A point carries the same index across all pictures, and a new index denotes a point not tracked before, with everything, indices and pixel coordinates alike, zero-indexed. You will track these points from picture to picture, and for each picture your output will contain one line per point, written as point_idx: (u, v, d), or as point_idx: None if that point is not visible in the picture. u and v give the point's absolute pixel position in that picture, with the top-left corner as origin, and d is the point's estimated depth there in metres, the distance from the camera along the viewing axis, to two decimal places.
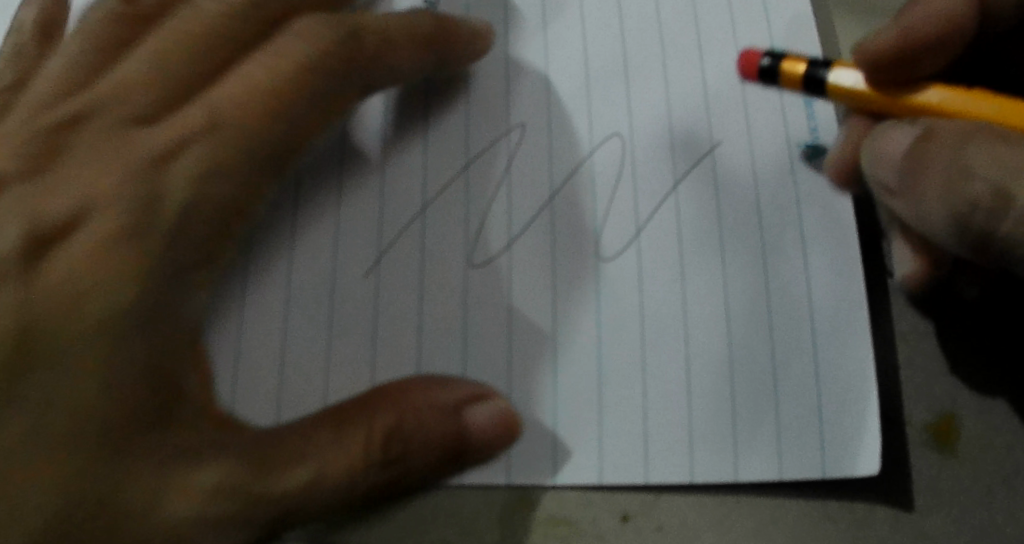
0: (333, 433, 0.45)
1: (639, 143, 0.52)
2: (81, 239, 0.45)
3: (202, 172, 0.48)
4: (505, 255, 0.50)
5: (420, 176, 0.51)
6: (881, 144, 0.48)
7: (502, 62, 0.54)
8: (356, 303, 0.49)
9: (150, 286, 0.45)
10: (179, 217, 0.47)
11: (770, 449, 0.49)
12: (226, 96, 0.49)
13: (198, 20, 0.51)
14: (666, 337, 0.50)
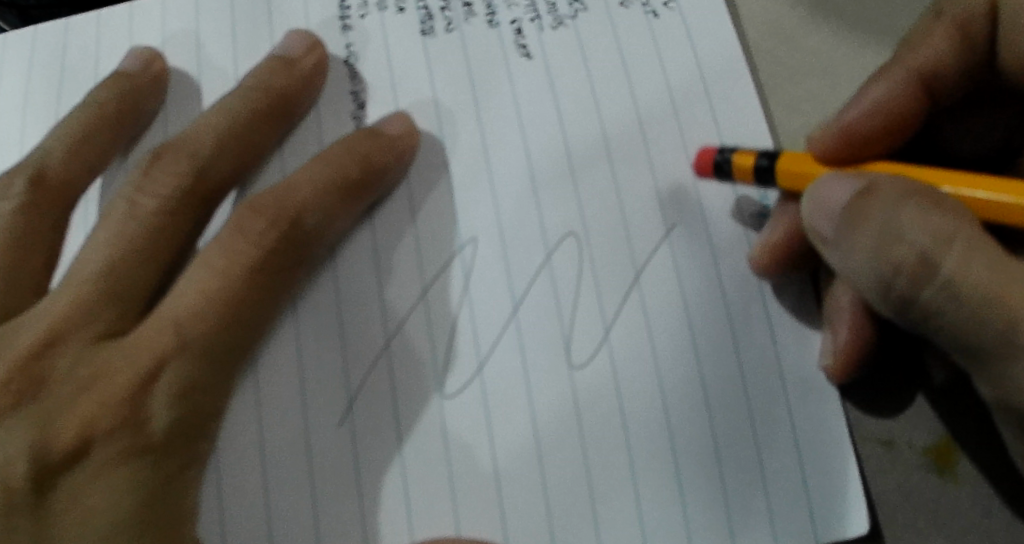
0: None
1: (594, 238, 0.51)
2: (84, 471, 0.46)
3: (184, 383, 0.48)
4: (478, 379, 0.50)
5: (379, 308, 0.50)
6: (820, 191, 0.46)
7: (445, 170, 0.53)
8: (336, 452, 0.49)
9: (145, 502, 0.46)
10: (164, 433, 0.47)
11: (764, 526, 0.48)
12: (195, 290, 0.50)
13: (157, 215, 0.51)
14: (648, 434, 0.49)
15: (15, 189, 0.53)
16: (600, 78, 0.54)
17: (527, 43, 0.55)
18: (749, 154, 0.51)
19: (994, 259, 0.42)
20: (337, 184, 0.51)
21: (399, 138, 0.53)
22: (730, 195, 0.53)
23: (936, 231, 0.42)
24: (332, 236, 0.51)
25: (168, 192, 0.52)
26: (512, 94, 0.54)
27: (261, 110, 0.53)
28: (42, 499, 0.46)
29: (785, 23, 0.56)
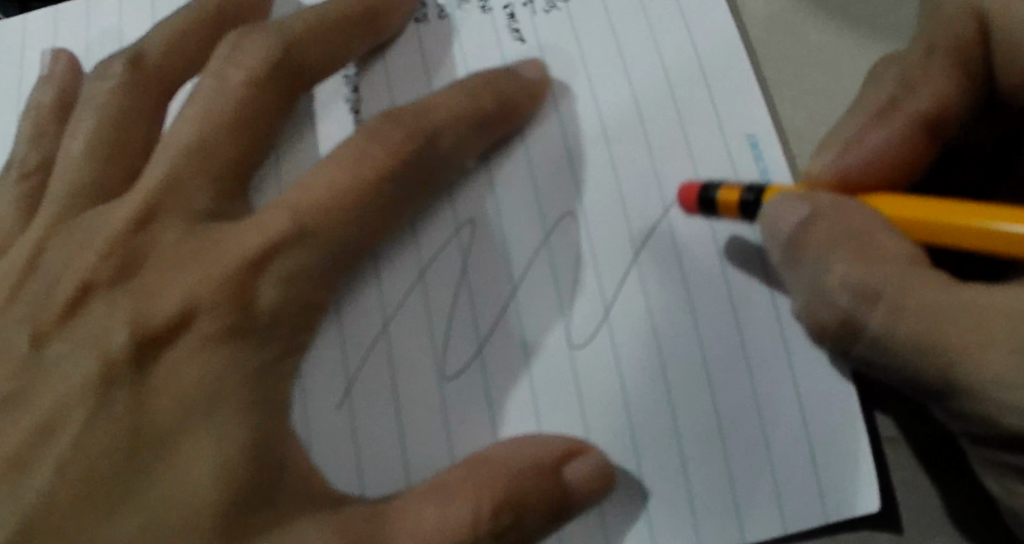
0: (438, 504, 0.43)
1: (592, 219, 0.51)
2: (187, 340, 0.46)
3: (297, 269, 0.48)
4: (477, 361, 0.49)
5: (376, 295, 0.50)
6: (767, 224, 0.47)
7: (435, 146, 0.51)
8: (334, 436, 0.48)
9: (253, 378, 0.46)
10: (270, 307, 0.47)
11: (771, 506, 0.47)
12: (323, 192, 0.50)
13: (247, 102, 0.52)
14: (650, 411, 0.48)
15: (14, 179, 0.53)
16: (595, 59, 0.54)
17: (520, 27, 0.55)
18: (733, 189, 0.49)
19: (921, 305, 0.43)
20: (472, 121, 0.52)
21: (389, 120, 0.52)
22: (728, 165, 0.51)
23: (861, 281, 0.44)
24: (465, 163, 0.52)
25: (247, 87, 0.52)
26: (505, 71, 0.53)
27: (272, 68, 0.53)
28: (144, 365, 0.46)
29: (787, 16, 0.55)
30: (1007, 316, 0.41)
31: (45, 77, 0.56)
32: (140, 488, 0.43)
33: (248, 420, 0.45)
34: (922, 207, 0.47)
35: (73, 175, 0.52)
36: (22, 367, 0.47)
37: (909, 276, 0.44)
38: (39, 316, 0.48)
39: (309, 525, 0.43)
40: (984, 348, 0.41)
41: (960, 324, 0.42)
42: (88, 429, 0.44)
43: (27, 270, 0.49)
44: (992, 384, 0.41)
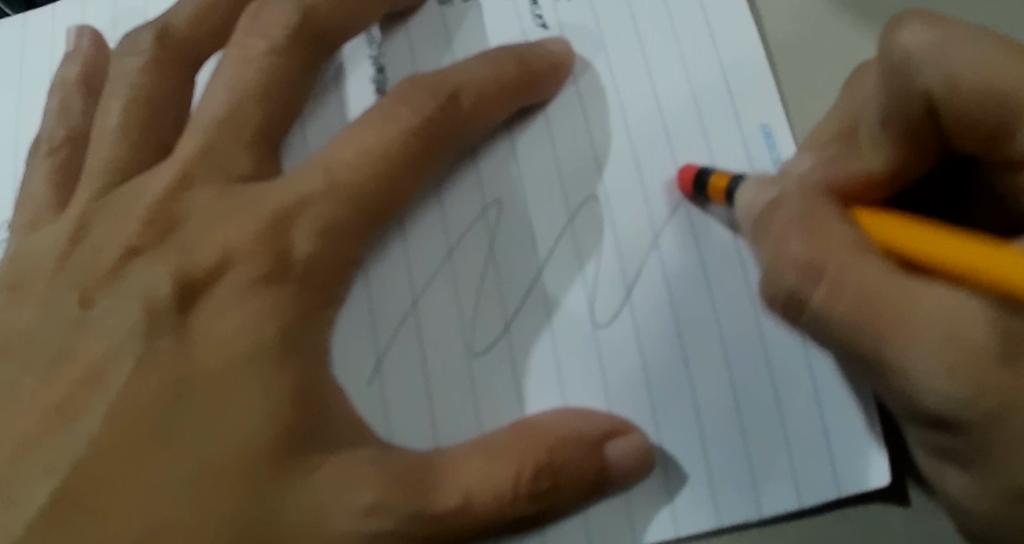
0: (484, 461, 0.44)
1: (615, 201, 0.52)
2: (223, 291, 0.46)
3: (330, 221, 0.48)
4: (505, 340, 0.50)
5: (405, 274, 0.51)
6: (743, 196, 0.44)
7: (463, 121, 0.52)
8: (365, 410, 0.49)
9: (288, 330, 0.45)
10: (304, 258, 0.47)
11: (787, 479, 0.47)
12: (355, 151, 0.50)
13: (271, 69, 0.52)
14: (669, 384, 0.49)
15: (45, 153, 0.54)
16: (615, 47, 0.55)
17: (543, 14, 0.56)
18: (724, 175, 0.49)
19: (862, 299, 0.38)
20: (497, 83, 0.53)
21: (419, 92, 0.52)
22: (742, 151, 0.52)
23: (813, 252, 0.39)
24: (488, 126, 0.53)
25: (270, 57, 0.52)
26: (530, 51, 0.54)
27: (291, 34, 0.52)
28: (186, 322, 0.45)
29: (808, 5, 0.54)
30: (939, 310, 0.36)
31: (70, 53, 0.56)
32: (183, 437, 0.43)
33: (285, 368, 0.44)
34: (915, 227, 0.40)
35: (108, 148, 0.51)
36: (63, 333, 0.46)
37: (869, 255, 0.38)
38: (81, 279, 0.48)
39: (360, 468, 0.43)
40: (906, 332, 0.37)
41: (902, 315, 0.37)
42: (131, 387, 0.44)
43: (71, 245, 0.49)
44: (907, 370, 0.37)
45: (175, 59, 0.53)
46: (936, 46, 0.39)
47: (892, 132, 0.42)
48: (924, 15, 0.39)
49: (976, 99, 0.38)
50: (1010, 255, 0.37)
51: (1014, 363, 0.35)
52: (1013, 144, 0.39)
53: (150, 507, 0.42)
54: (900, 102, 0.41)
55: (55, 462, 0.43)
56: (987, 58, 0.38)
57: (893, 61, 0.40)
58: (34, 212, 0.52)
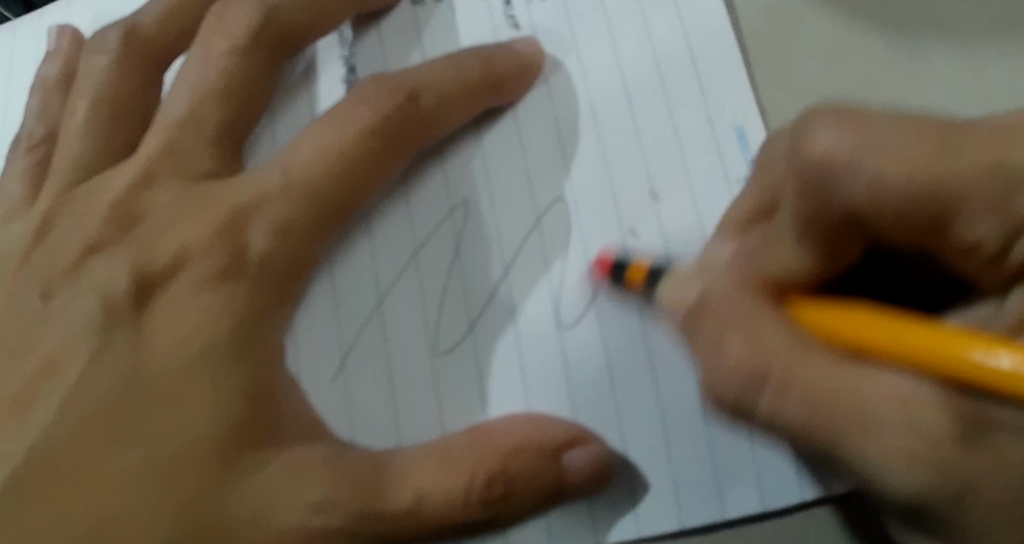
0: (439, 464, 0.44)
1: (583, 203, 0.51)
2: (179, 286, 0.47)
3: (286, 218, 0.50)
4: (468, 341, 0.50)
5: (371, 276, 0.51)
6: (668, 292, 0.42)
7: (422, 120, 0.53)
8: (327, 408, 0.49)
9: (241, 324, 0.46)
10: (258, 252, 0.48)
11: (750, 482, 0.45)
12: (314, 149, 0.52)
13: (234, 69, 0.53)
14: (630, 383, 0.48)
15: (23, 150, 0.55)
16: (587, 48, 0.55)
17: (515, 14, 0.56)
18: (643, 263, 0.48)
19: (809, 393, 0.34)
20: (458, 83, 0.53)
21: (379, 92, 0.53)
22: (714, 150, 0.51)
23: (751, 360, 0.36)
24: (452, 121, 0.53)
25: (232, 57, 0.53)
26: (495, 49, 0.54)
27: (255, 34, 0.53)
28: (142, 315, 0.47)
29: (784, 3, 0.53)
30: (894, 404, 0.33)
31: (51, 52, 0.57)
32: (137, 427, 0.44)
33: (238, 362, 0.45)
34: (857, 323, 0.37)
35: (75, 147, 0.53)
36: (30, 323, 0.48)
37: (811, 352, 0.35)
38: (50, 271, 0.49)
39: (308, 466, 0.44)
40: (867, 437, 0.33)
41: (849, 414, 0.33)
42: (88, 376, 0.45)
43: (36, 240, 0.51)
44: (874, 469, 0.34)
45: (141, 58, 0.54)
46: (857, 146, 0.35)
47: (809, 231, 0.38)
48: (834, 113, 0.36)
49: (909, 194, 0.34)
50: (943, 335, 0.35)
51: (973, 450, 0.32)
52: (950, 239, 0.35)
53: (105, 495, 0.43)
54: (817, 213, 0.37)
55: (16, 447, 0.45)
56: (909, 159, 0.34)
57: (808, 177, 0.36)
58: (9, 206, 0.53)
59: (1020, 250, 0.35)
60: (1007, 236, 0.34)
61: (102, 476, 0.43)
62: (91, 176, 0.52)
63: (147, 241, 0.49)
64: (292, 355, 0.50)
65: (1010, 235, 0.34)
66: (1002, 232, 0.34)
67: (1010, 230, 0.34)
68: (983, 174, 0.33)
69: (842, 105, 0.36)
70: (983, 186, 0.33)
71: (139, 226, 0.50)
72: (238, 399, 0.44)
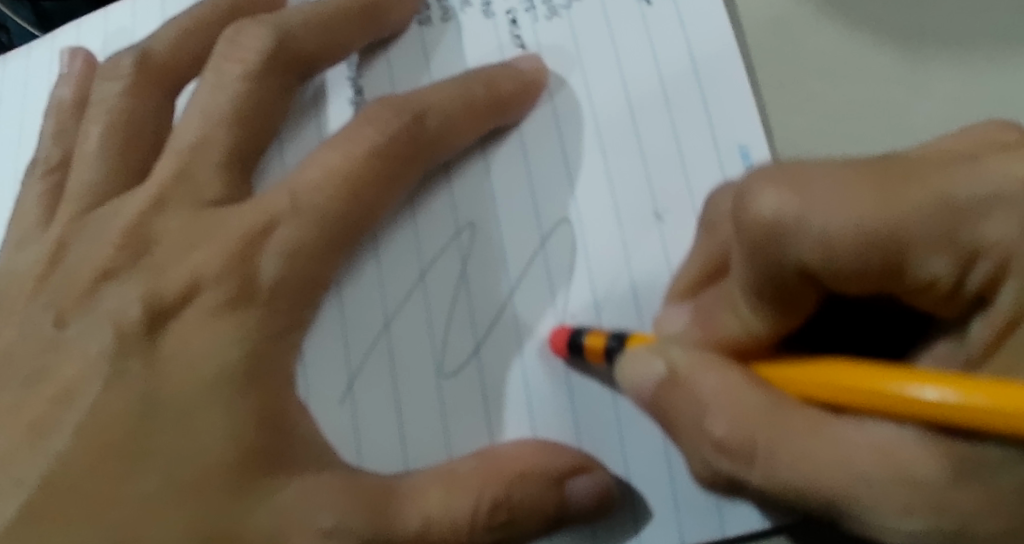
0: (446, 489, 0.45)
1: (587, 226, 0.52)
2: (188, 310, 0.48)
3: (296, 241, 0.50)
4: (474, 363, 0.50)
5: (377, 296, 0.52)
6: (629, 377, 0.44)
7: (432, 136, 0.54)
8: (336, 428, 0.50)
9: (250, 348, 0.47)
10: (263, 278, 0.49)
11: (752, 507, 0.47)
12: (321, 170, 0.52)
13: (243, 94, 0.54)
14: (636, 405, 0.49)
15: (36, 173, 0.56)
16: (593, 66, 0.55)
17: (521, 34, 0.56)
18: (600, 335, 0.48)
19: (796, 461, 0.38)
20: (464, 104, 0.54)
21: (387, 110, 0.54)
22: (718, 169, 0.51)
23: (735, 435, 0.39)
24: (457, 140, 0.54)
25: (243, 82, 0.54)
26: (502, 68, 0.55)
27: (264, 58, 0.54)
28: (153, 342, 0.48)
29: (789, 27, 0.54)
30: (873, 457, 0.37)
31: (65, 74, 0.58)
32: (148, 452, 0.45)
33: (247, 388, 0.46)
34: (827, 378, 0.40)
35: (88, 169, 0.54)
36: (44, 347, 0.49)
37: (782, 413, 0.39)
38: (64, 296, 0.50)
39: (321, 491, 0.45)
40: (861, 487, 0.37)
41: (833, 466, 0.37)
42: (100, 403, 0.46)
43: (49, 265, 0.52)
44: (874, 517, 0.37)
45: (154, 82, 0.56)
46: (800, 210, 0.36)
47: (761, 294, 0.40)
48: (772, 175, 0.37)
49: (856, 251, 0.36)
50: (910, 377, 0.37)
51: (964, 484, 0.36)
52: (906, 276, 0.37)
53: (118, 519, 0.44)
54: (769, 275, 0.39)
55: (26, 474, 0.45)
56: (854, 216, 0.36)
57: (755, 242, 0.38)
58: (23, 227, 0.54)
59: (975, 279, 0.37)
60: (957, 269, 0.37)
61: (115, 501, 0.44)
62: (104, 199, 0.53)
63: (158, 264, 0.50)
64: (302, 373, 0.51)
65: (961, 265, 0.36)
66: (952, 264, 0.36)
67: (959, 260, 0.36)
68: (927, 207, 0.36)
69: (772, 165, 0.37)
70: (932, 221, 0.36)
71: (150, 249, 0.51)
72: (251, 426, 0.45)
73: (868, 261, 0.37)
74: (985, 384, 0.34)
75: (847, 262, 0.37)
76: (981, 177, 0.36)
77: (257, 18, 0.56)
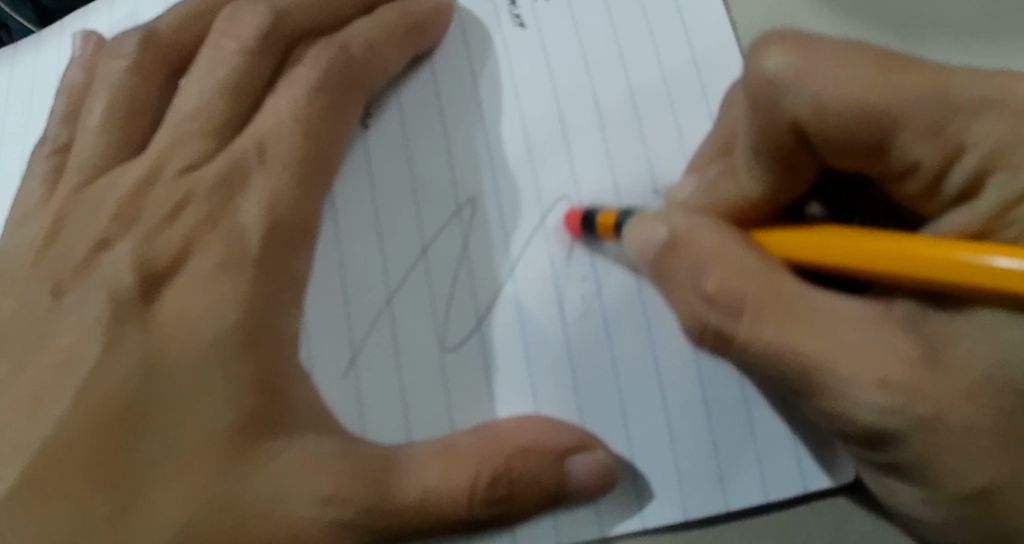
0: (445, 464, 0.45)
1: (587, 202, 0.52)
2: (188, 276, 0.49)
3: (294, 214, 0.52)
4: (476, 336, 0.51)
5: (380, 272, 0.52)
6: (634, 235, 0.46)
7: (438, 114, 0.55)
8: (339, 401, 0.50)
9: (251, 314, 0.48)
10: (260, 250, 0.50)
11: (753, 474, 0.48)
12: (321, 146, 0.54)
13: (241, 70, 0.55)
14: (637, 374, 0.49)
15: (42, 150, 0.56)
16: (591, 45, 0.55)
17: (521, 14, 0.57)
18: (611, 212, 0.50)
19: (787, 312, 0.41)
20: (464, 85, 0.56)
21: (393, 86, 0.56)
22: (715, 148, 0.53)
23: (728, 286, 0.42)
24: (457, 120, 0.55)
25: (241, 59, 0.55)
26: (502, 49, 0.56)
27: (263, 37, 0.56)
28: (152, 311, 0.48)
29: (786, 3, 0.55)
30: (862, 336, 0.41)
31: (77, 58, 0.58)
32: (152, 415, 0.46)
33: (249, 354, 0.47)
34: (822, 240, 0.43)
35: (91, 146, 0.55)
36: (46, 318, 0.49)
37: (774, 272, 0.42)
38: (67, 266, 0.51)
39: (321, 459, 0.45)
40: (839, 358, 0.40)
41: (817, 325, 0.41)
42: (100, 372, 0.47)
43: (53, 236, 0.53)
44: (846, 392, 0.41)
45: (159, 62, 0.57)
46: (799, 71, 0.41)
47: (766, 157, 0.45)
48: (783, 40, 0.42)
49: (850, 118, 0.41)
50: (919, 243, 0.40)
51: (939, 369, 0.40)
52: (891, 159, 0.42)
53: (125, 481, 0.44)
54: (769, 131, 0.44)
55: (26, 440, 0.45)
56: (853, 84, 0.40)
57: (756, 91, 0.43)
58: (27, 201, 0.55)
59: (959, 176, 0.40)
60: (941, 161, 0.40)
61: (120, 463, 0.45)
62: (107, 176, 0.54)
63: (161, 234, 0.51)
64: (305, 347, 0.51)
65: (947, 159, 0.40)
66: (940, 155, 0.40)
67: (946, 154, 0.40)
68: (921, 87, 0.40)
69: (788, 32, 0.42)
70: (926, 107, 0.40)
71: (154, 221, 0.52)
72: (254, 393, 0.46)
73: (862, 132, 0.41)
74: (1002, 247, 0.38)
75: (844, 130, 0.41)
76: (977, 83, 0.40)
77: (256, 0, 0.57)
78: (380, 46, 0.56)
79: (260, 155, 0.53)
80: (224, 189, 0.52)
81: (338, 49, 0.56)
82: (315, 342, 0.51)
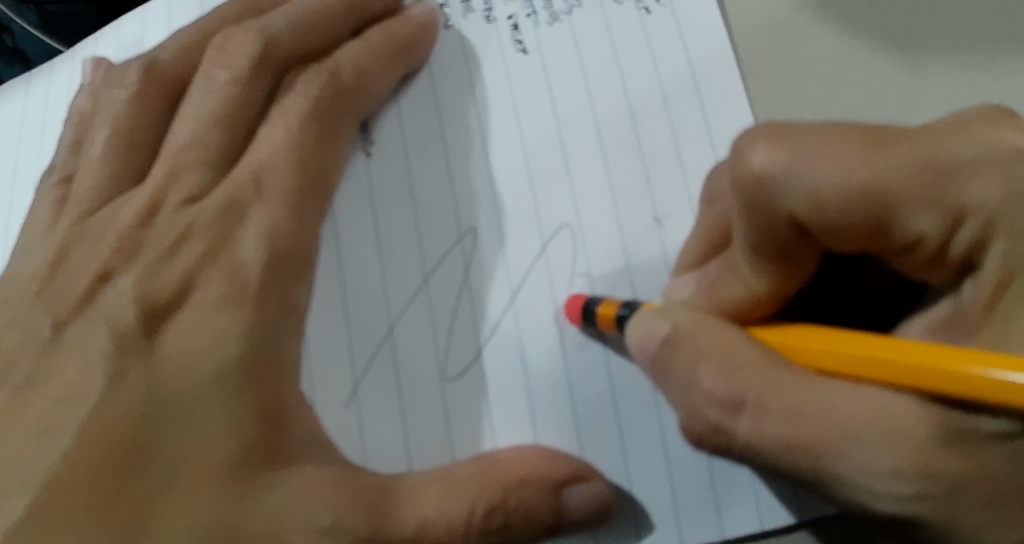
0: (443, 492, 0.46)
1: (588, 230, 0.53)
2: (189, 309, 0.50)
3: (295, 244, 0.52)
4: (477, 364, 0.51)
5: (381, 302, 0.52)
6: (633, 330, 0.46)
7: (440, 140, 0.55)
8: (340, 430, 0.50)
9: (249, 346, 0.48)
10: (260, 281, 0.51)
11: (751, 501, 0.48)
12: (321, 174, 0.54)
13: (237, 101, 0.56)
14: (636, 402, 0.50)
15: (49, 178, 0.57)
16: (593, 71, 0.56)
17: (522, 38, 0.57)
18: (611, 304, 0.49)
19: (787, 407, 0.41)
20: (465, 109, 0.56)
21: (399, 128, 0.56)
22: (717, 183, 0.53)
23: (725, 385, 0.42)
24: (459, 146, 0.55)
25: (238, 89, 0.56)
26: (504, 73, 0.56)
27: (256, 65, 0.56)
28: (153, 343, 0.49)
29: (785, 23, 0.55)
30: (866, 419, 0.39)
31: (86, 85, 0.59)
32: (154, 445, 0.46)
33: (248, 387, 0.47)
34: (824, 345, 0.42)
35: (95, 175, 0.56)
36: (50, 347, 0.50)
37: (777, 371, 0.41)
38: (73, 296, 0.52)
39: (317, 491, 0.45)
40: (847, 444, 0.40)
41: (823, 422, 0.40)
42: (103, 403, 0.47)
43: (61, 266, 0.53)
44: (855, 478, 0.40)
45: (161, 90, 0.57)
46: (789, 165, 0.40)
47: (760, 254, 0.43)
48: (765, 134, 0.41)
49: (845, 207, 0.40)
50: (932, 353, 0.38)
51: (952, 448, 0.39)
52: (893, 236, 0.41)
53: (126, 509, 0.45)
54: (765, 229, 0.42)
55: (31, 473, 0.46)
56: (845, 173, 0.39)
57: (747, 194, 0.41)
58: (33, 230, 0.56)
59: (961, 241, 0.40)
60: (944, 229, 0.40)
61: (121, 493, 0.45)
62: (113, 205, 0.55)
63: (166, 265, 0.52)
64: (307, 374, 0.51)
65: (947, 225, 0.40)
66: (940, 224, 0.40)
67: (947, 222, 0.40)
68: (914, 170, 0.40)
69: (769, 127, 0.41)
70: (921, 182, 0.40)
71: (159, 252, 0.52)
72: (254, 425, 0.46)
73: (861, 219, 0.40)
74: (1007, 361, 0.36)
75: (842, 220, 0.40)
76: (970, 142, 0.40)
77: (248, 28, 0.57)
78: (373, 73, 0.57)
79: (259, 184, 0.54)
80: (224, 220, 0.53)
81: (334, 76, 0.57)
82: (317, 369, 0.51)
